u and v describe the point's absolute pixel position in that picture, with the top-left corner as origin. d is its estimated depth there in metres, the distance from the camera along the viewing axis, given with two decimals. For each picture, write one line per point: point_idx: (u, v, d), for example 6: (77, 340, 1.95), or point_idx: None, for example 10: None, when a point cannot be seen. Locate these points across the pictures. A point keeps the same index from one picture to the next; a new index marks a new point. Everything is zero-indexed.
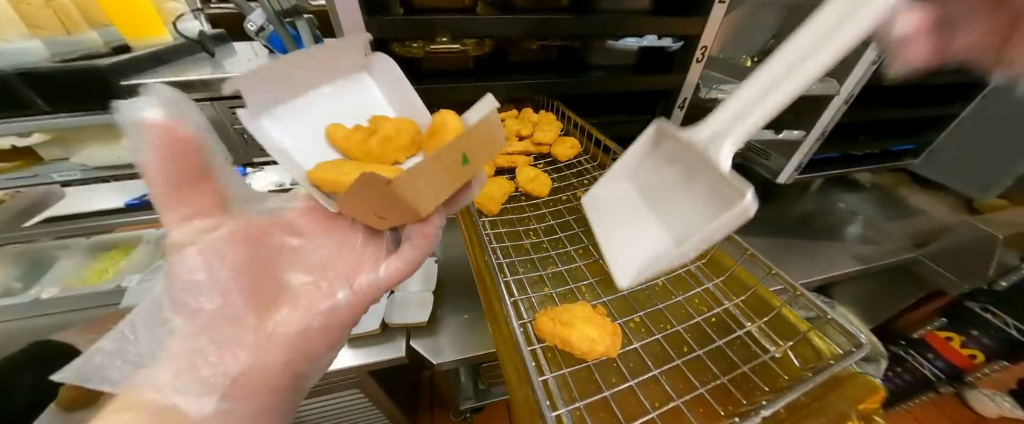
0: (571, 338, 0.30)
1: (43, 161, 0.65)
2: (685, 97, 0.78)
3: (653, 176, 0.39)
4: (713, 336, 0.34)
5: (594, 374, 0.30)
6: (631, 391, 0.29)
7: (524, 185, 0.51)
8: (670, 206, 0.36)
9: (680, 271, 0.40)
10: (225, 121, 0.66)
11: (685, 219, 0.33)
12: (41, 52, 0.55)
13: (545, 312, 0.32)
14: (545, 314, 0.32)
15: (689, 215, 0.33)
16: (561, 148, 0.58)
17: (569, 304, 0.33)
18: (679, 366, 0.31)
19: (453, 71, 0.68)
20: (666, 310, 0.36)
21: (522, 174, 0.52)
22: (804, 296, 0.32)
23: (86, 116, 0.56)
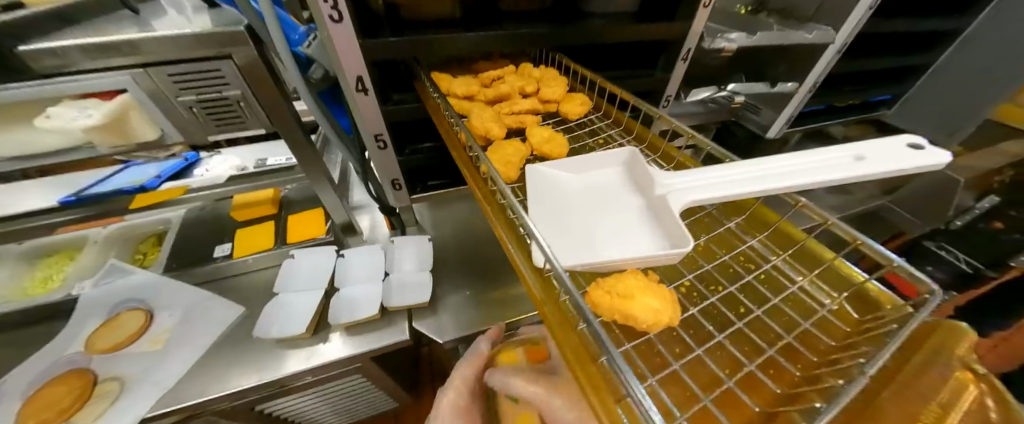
0: (633, 312, 0.26)
1: None
2: (689, 48, 0.73)
3: (595, 191, 0.39)
4: (767, 293, 0.32)
5: (657, 347, 0.27)
6: (698, 361, 0.27)
7: (540, 146, 0.45)
8: (600, 221, 0.36)
9: (721, 229, 0.37)
10: (166, 92, 0.56)
11: (607, 242, 0.34)
12: None
13: (596, 285, 0.28)
14: (597, 287, 0.28)
15: (613, 239, 0.34)
16: (571, 104, 0.52)
17: (619, 274, 0.30)
18: (742, 329, 0.29)
19: (440, 21, 0.59)
20: (715, 271, 0.34)
21: (535, 135, 0.46)
22: (866, 246, 0.29)
23: None
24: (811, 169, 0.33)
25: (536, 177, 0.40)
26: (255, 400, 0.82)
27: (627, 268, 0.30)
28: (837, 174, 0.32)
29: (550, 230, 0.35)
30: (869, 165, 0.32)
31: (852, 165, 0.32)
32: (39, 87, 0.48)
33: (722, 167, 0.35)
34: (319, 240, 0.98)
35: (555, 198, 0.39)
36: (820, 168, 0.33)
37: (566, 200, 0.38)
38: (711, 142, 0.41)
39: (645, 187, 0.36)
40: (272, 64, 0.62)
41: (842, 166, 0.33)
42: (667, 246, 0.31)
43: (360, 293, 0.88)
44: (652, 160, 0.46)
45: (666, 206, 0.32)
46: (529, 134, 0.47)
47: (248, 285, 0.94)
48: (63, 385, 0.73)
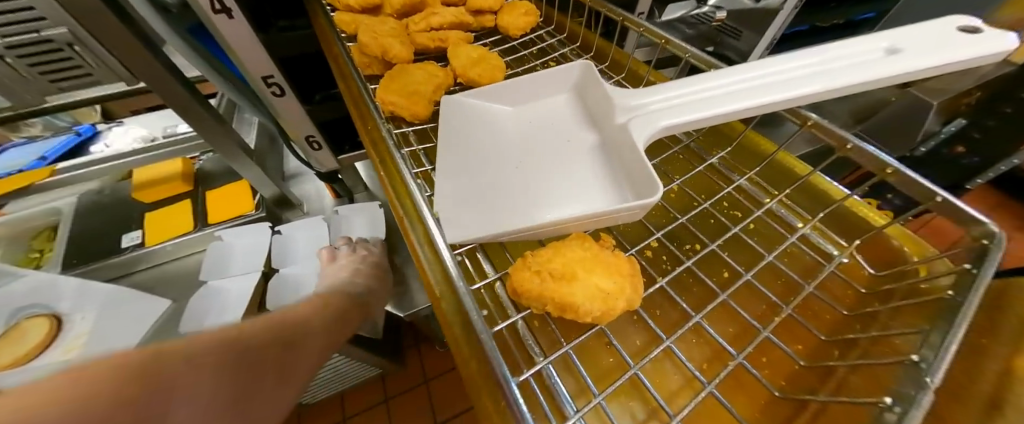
0: (573, 298, 0.18)
1: None
2: None
3: (540, 127, 0.29)
4: (758, 248, 0.24)
5: (610, 342, 0.19)
6: (668, 356, 0.19)
7: (465, 71, 0.33)
8: (543, 166, 0.26)
9: (700, 168, 0.29)
10: None
11: (549, 196, 0.24)
12: None
13: (523, 261, 0.19)
14: (522, 267, 0.19)
15: (556, 192, 0.25)
16: (511, 15, 0.39)
17: (556, 243, 0.21)
18: (725, 301, 0.21)
19: None
20: (691, 225, 0.25)
21: (458, 57, 0.34)
22: (901, 174, 0.20)
23: None
24: (830, 69, 0.24)
25: (455, 110, 0.28)
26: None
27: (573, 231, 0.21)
28: (864, 74, 0.23)
29: (471, 181, 0.24)
30: (906, 60, 0.23)
31: (880, 62, 0.23)
32: None
33: (707, 75, 0.24)
34: (250, 218, 0.85)
35: (481, 135, 0.28)
36: (845, 68, 0.24)
37: (497, 140, 0.28)
38: (687, 49, 0.30)
39: (603, 117, 0.26)
40: None
41: (869, 63, 0.23)
42: (629, 197, 0.22)
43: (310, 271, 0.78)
44: (616, 82, 0.36)
45: (629, 141, 0.23)
46: (450, 54, 0.34)
47: (178, 275, 0.82)
48: None
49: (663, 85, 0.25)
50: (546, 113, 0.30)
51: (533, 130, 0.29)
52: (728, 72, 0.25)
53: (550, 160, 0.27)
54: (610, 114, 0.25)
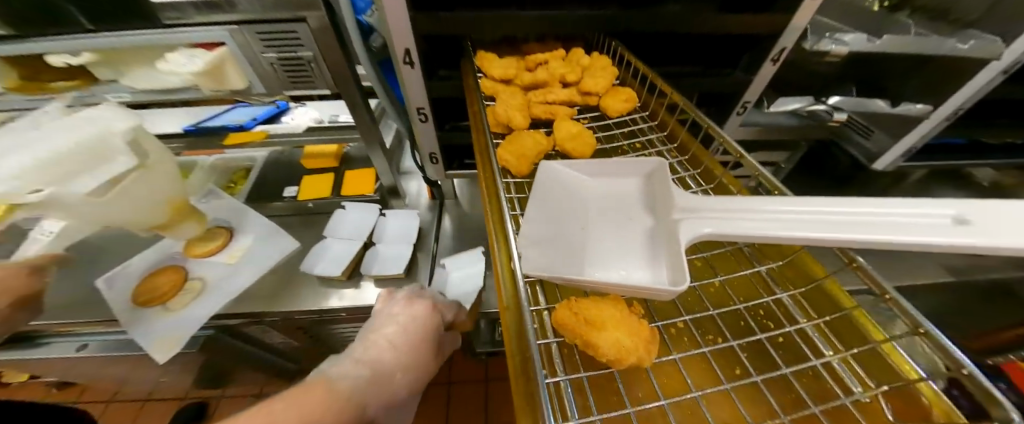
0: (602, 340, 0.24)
1: (100, 82, 0.76)
2: (786, 47, 0.61)
3: (611, 202, 0.36)
4: (779, 361, 0.27)
5: (618, 384, 0.25)
6: (662, 414, 0.24)
7: (563, 143, 0.42)
8: (604, 234, 0.33)
9: (745, 272, 0.32)
10: (253, 47, 0.68)
11: (600, 261, 0.31)
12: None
13: (567, 302, 0.26)
14: (565, 304, 0.26)
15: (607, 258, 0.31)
16: (614, 100, 0.48)
17: (596, 297, 0.27)
18: (727, 391, 0.25)
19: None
20: (719, 319, 0.30)
21: (561, 130, 0.44)
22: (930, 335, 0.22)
23: (122, 38, 0.64)
24: (890, 221, 0.26)
25: (548, 173, 0.37)
26: (313, 322, 1.00)
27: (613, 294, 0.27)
28: (921, 233, 0.25)
29: (549, 231, 0.32)
30: (975, 234, 0.24)
31: (946, 229, 0.24)
32: (162, 34, 0.64)
33: (761, 199, 0.29)
34: (367, 198, 1.06)
35: (563, 196, 0.36)
36: (906, 225, 0.26)
37: (574, 204, 0.36)
38: (759, 168, 0.35)
39: (661, 212, 0.32)
40: (342, 29, 0.70)
41: (934, 226, 0.25)
42: (664, 279, 0.28)
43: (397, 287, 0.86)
44: (689, 175, 0.42)
45: (677, 236, 0.28)
46: (556, 126, 0.44)
47: (309, 226, 1.05)
48: (163, 276, 0.89)
49: (719, 199, 0.30)
50: (619, 193, 0.37)
51: (605, 204, 0.36)
52: (782, 202, 0.29)
53: (611, 233, 0.33)
54: (668, 209, 0.31)
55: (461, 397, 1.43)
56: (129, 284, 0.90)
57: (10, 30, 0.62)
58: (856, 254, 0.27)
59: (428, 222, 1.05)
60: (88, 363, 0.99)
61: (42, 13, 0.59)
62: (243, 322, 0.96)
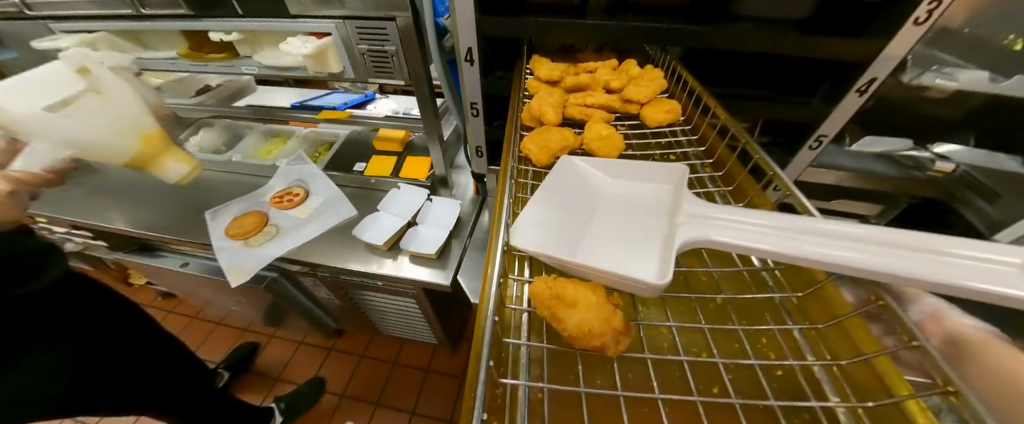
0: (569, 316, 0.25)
1: (240, 56, 0.96)
2: (877, 79, 0.54)
3: (624, 202, 0.36)
4: (767, 391, 0.25)
5: (578, 365, 0.25)
6: (615, 404, 0.24)
7: (590, 142, 0.44)
8: (606, 230, 0.34)
9: (754, 296, 0.30)
10: (351, 40, 0.81)
11: (594, 250, 0.31)
12: None
13: (546, 278, 0.27)
14: (543, 279, 0.27)
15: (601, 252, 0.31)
16: (654, 110, 0.48)
17: (580, 282, 0.28)
18: (694, 402, 0.24)
19: (558, 8, 0.61)
20: (709, 333, 0.28)
21: (592, 130, 0.45)
22: (960, 398, 0.18)
23: (260, 23, 0.81)
24: (937, 258, 0.23)
25: (567, 167, 0.39)
26: (353, 284, 1.11)
27: (597, 280, 0.28)
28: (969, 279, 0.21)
29: (553, 214, 0.34)
30: None
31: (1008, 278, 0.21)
32: (287, 23, 0.80)
33: (776, 216, 0.27)
34: (420, 182, 1.16)
35: (576, 189, 0.37)
36: (959, 267, 0.22)
37: (584, 198, 0.37)
38: (794, 188, 0.32)
39: (670, 215, 0.31)
40: (423, 30, 0.80)
41: (993, 273, 0.21)
42: (652, 276, 0.27)
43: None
44: (718, 191, 0.40)
45: (676, 239, 0.28)
46: (588, 127, 0.46)
47: (366, 198, 1.18)
48: (249, 218, 1.07)
49: (729, 210, 0.29)
50: (634, 195, 0.36)
51: (617, 202, 0.36)
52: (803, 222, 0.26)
53: (615, 229, 0.33)
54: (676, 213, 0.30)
55: None
56: (225, 219, 1.09)
57: (193, 11, 0.82)
58: (886, 287, 0.23)
59: (468, 214, 1.10)
60: (188, 279, 1.23)
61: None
62: (299, 271, 1.10)
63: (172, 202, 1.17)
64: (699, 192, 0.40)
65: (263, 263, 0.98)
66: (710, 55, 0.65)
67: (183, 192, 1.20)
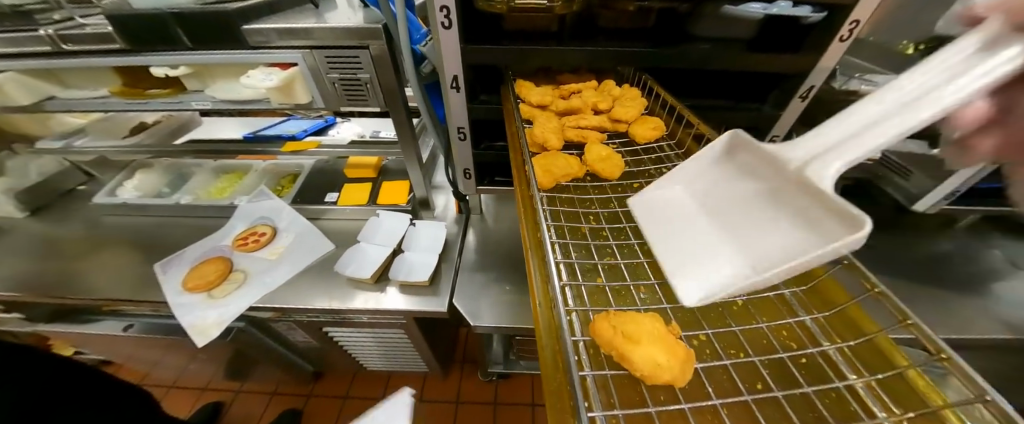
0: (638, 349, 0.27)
1: (187, 91, 0.88)
2: (814, 86, 0.62)
3: (718, 191, 0.36)
4: (800, 380, 0.29)
5: (642, 387, 0.28)
6: (682, 417, 0.26)
7: (593, 164, 0.47)
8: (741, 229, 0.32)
9: (768, 294, 0.34)
10: (320, 68, 0.78)
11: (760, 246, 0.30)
12: (168, 19, 0.70)
13: (605, 315, 0.29)
14: (606, 315, 0.28)
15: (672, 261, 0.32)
16: (642, 128, 0.52)
17: (637, 313, 0.30)
18: (747, 402, 0.27)
19: (536, 33, 0.63)
20: (740, 335, 0.32)
21: (591, 153, 0.48)
22: (951, 362, 0.22)
23: (213, 55, 0.75)
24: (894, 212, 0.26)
25: (642, 206, 0.39)
26: (336, 322, 1.04)
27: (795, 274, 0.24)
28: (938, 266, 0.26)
29: (673, 248, 0.33)
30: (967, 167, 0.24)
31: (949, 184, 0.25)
32: (246, 54, 0.75)
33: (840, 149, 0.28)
34: (400, 207, 1.12)
35: (667, 221, 0.36)
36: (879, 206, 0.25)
37: (696, 219, 0.35)
38: None
39: (774, 172, 0.32)
40: (398, 55, 0.79)
41: None
42: (841, 234, 0.25)
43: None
44: None
45: (826, 191, 0.26)
46: (588, 148, 0.49)
47: (342, 230, 1.12)
48: (212, 266, 0.97)
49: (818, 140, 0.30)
50: (715, 179, 0.37)
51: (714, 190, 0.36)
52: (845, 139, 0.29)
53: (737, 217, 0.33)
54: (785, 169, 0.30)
55: (469, 417, 1.41)
56: (180, 270, 0.98)
57: (130, 45, 0.74)
58: (872, 272, 0.28)
59: (454, 235, 1.09)
60: (133, 343, 1.07)
61: (160, 33, 0.72)
62: (273, 317, 1.01)
63: (109, 258, 1.02)
64: None
65: (236, 315, 0.89)
66: (675, 71, 0.71)
67: (121, 244, 1.06)
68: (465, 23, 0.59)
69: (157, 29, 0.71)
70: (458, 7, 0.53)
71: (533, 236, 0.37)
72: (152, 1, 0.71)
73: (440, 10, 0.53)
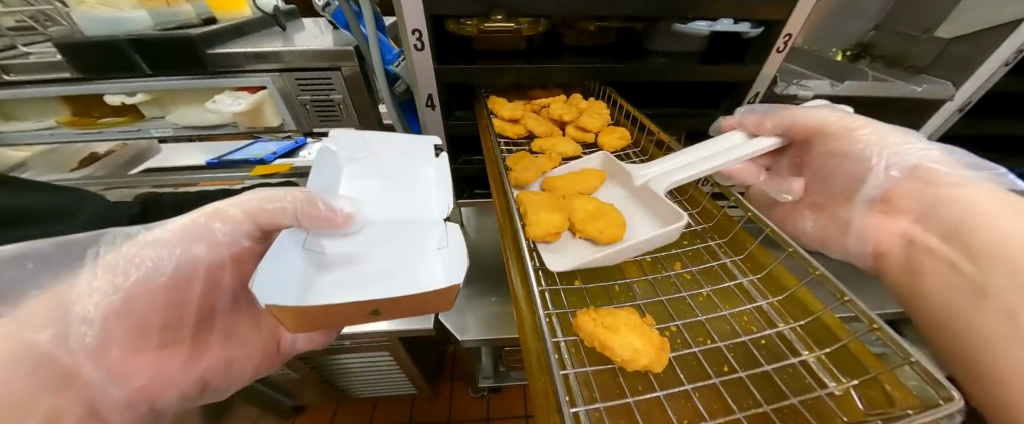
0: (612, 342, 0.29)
1: (146, 118, 0.85)
2: (758, 92, 0.69)
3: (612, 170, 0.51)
4: (760, 359, 0.32)
5: (620, 379, 0.30)
6: (658, 403, 0.28)
7: (588, 226, 0.40)
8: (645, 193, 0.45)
9: (728, 284, 0.38)
10: (290, 91, 0.77)
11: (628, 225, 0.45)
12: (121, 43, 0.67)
13: (586, 313, 0.31)
14: (587, 313, 0.31)
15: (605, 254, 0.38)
16: (609, 137, 0.57)
17: (614, 309, 0.32)
18: (716, 384, 0.30)
19: (505, 52, 0.67)
20: (706, 323, 0.35)
21: (583, 212, 0.42)
22: (882, 331, 0.26)
23: (175, 80, 0.73)
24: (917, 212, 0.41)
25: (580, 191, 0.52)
26: (315, 351, 1.00)
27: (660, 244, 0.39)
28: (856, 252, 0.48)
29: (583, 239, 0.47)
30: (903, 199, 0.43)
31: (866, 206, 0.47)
32: (212, 79, 0.74)
33: (680, 156, 0.45)
34: None
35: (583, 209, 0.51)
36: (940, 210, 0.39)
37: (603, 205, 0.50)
38: (734, 192, 0.41)
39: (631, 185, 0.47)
40: (370, 75, 0.80)
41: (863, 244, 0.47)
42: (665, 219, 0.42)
43: (368, 248, 0.38)
44: (677, 202, 0.48)
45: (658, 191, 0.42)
46: (572, 205, 0.44)
47: None
48: None
49: (683, 152, 0.45)
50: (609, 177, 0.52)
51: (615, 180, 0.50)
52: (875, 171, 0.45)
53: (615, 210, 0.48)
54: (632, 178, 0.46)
55: None
56: None
57: (81, 73, 0.71)
58: (812, 257, 0.32)
59: None
60: None
61: (116, 60, 0.69)
62: None
63: None
64: None
65: None
66: (636, 83, 0.76)
67: None
68: (437, 44, 0.61)
69: (110, 53, 0.68)
70: (429, 30, 0.56)
71: (512, 244, 0.39)
72: (104, 26, 0.67)
73: (413, 34, 0.55)
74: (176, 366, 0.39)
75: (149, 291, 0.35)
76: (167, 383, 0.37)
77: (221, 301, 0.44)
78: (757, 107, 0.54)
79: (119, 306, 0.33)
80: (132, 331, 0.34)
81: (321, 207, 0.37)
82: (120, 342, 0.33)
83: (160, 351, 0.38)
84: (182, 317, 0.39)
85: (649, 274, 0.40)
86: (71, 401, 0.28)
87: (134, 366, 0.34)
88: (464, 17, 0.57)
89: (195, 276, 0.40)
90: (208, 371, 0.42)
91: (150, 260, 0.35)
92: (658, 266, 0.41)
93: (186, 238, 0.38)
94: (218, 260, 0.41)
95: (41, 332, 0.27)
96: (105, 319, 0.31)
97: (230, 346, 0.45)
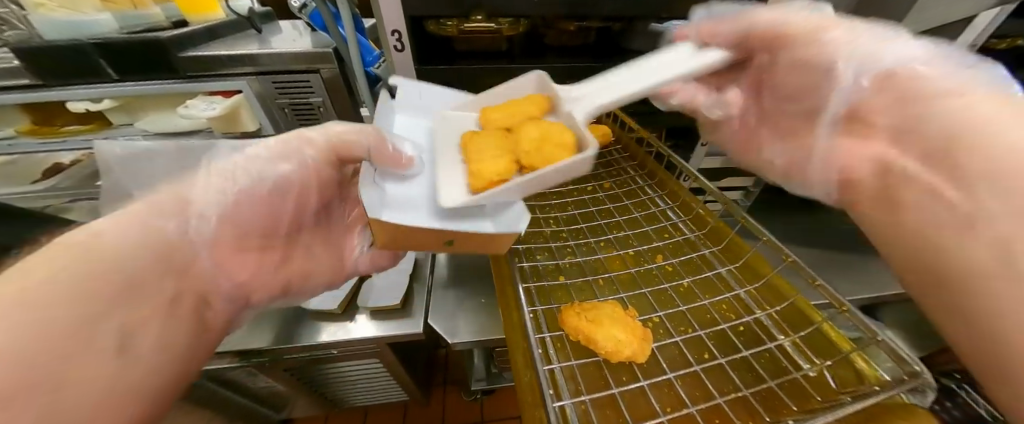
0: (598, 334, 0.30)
1: (112, 126, 0.81)
2: None
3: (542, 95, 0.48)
4: (738, 346, 0.33)
5: (604, 371, 0.30)
6: (642, 393, 0.29)
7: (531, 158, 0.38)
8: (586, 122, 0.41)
9: (708, 274, 0.39)
10: (268, 95, 0.76)
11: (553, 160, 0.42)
12: (84, 47, 0.64)
13: (571, 308, 0.32)
14: (573, 307, 0.32)
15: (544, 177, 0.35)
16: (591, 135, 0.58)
17: (597, 302, 0.33)
18: (697, 372, 0.30)
19: (487, 53, 0.67)
20: (687, 313, 0.36)
21: (525, 146, 0.39)
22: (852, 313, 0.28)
23: (144, 85, 0.70)
24: None
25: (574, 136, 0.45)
26: (301, 362, 0.97)
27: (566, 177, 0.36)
28: None
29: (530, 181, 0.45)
30: None
31: None
32: (185, 83, 0.72)
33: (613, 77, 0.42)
34: None
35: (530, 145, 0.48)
36: None
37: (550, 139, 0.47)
38: (712, 185, 0.42)
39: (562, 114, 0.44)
40: (351, 77, 0.79)
41: None
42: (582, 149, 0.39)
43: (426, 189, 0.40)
44: (657, 196, 0.49)
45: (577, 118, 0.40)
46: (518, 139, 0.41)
47: None
48: None
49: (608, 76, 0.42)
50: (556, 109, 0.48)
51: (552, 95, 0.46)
52: None
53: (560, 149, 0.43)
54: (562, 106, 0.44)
55: None
56: None
57: (41, 79, 0.67)
58: (785, 245, 0.34)
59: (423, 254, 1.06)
60: None
61: (79, 65, 0.66)
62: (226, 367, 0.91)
63: None
64: (642, 201, 0.49)
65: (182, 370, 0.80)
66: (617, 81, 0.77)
67: None
68: (418, 45, 0.60)
69: (73, 57, 0.65)
70: (409, 31, 0.55)
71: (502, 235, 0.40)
72: (64, 29, 0.64)
73: (393, 34, 0.55)
74: (270, 264, 0.43)
75: (254, 197, 0.41)
76: (263, 280, 0.42)
77: (306, 219, 0.48)
78: (717, 12, 0.47)
79: (228, 209, 0.38)
80: (240, 228, 0.40)
81: (389, 148, 0.38)
82: (228, 242, 0.39)
83: (260, 249, 0.43)
84: (274, 226, 0.44)
85: (631, 267, 0.41)
86: (187, 290, 0.32)
87: (236, 263, 0.39)
88: (444, 17, 0.57)
89: (293, 187, 0.44)
90: (293, 278, 0.46)
91: (239, 185, 0.40)
92: (640, 260, 0.42)
93: (283, 155, 0.43)
94: (306, 177, 0.45)
95: (165, 222, 0.32)
96: (212, 218, 0.37)
97: (312, 258, 0.49)
